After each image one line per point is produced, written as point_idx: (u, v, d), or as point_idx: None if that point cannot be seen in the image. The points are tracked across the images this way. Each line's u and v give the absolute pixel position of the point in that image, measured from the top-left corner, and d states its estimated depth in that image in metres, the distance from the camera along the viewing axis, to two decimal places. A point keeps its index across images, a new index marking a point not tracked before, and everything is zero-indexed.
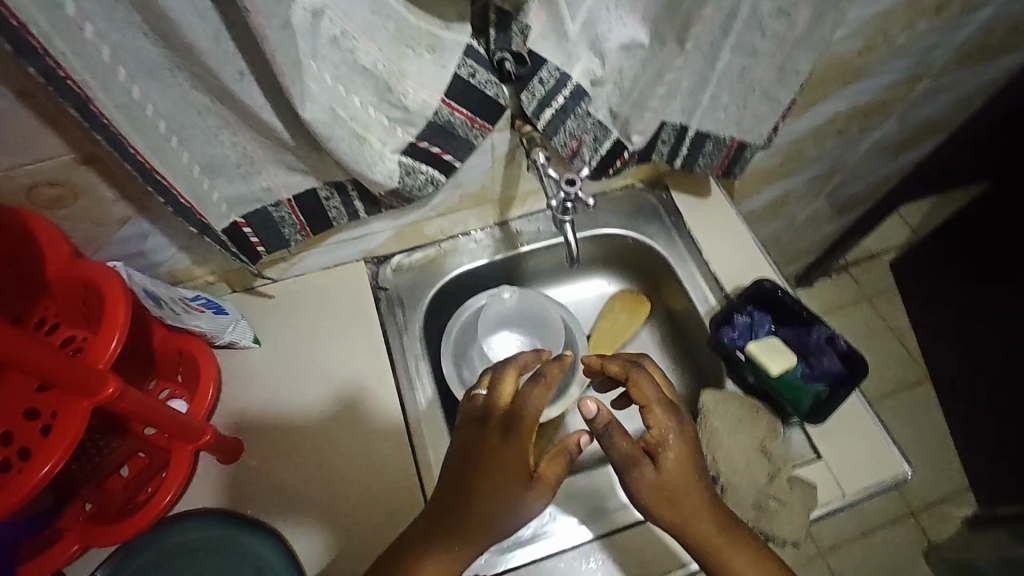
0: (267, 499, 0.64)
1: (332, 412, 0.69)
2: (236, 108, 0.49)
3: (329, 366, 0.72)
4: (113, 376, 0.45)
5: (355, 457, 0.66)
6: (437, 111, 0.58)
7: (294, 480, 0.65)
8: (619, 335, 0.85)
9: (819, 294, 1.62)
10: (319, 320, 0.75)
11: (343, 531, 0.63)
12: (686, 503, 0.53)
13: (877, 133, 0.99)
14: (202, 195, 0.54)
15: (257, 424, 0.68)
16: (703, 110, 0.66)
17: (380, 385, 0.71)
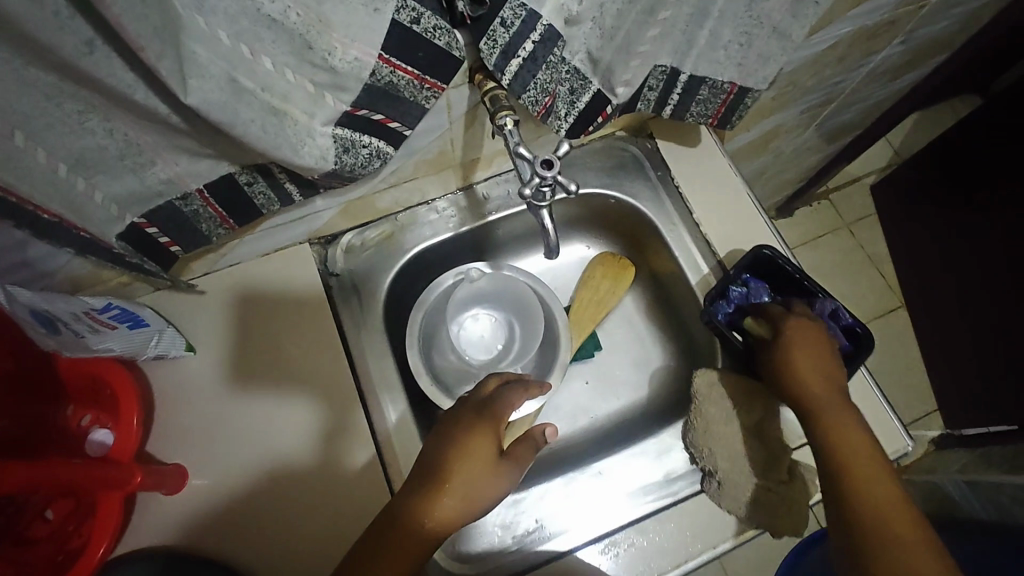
0: (221, 529, 0.58)
1: (289, 423, 0.62)
2: (99, 90, 0.36)
3: (280, 374, 0.64)
4: None
5: (317, 472, 0.61)
6: (375, 71, 0.45)
7: (251, 504, 0.59)
8: (602, 305, 0.77)
9: (797, 225, 1.57)
10: (264, 320, 0.66)
11: (308, 554, 0.58)
12: (823, 399, 0.56)
13: (879, 57, 0.89)
14: (78, 199, 0.42)
15: (203, 444, 0.61)
16: (700, 51, 0.55)
17: (340, 390, 0.64)
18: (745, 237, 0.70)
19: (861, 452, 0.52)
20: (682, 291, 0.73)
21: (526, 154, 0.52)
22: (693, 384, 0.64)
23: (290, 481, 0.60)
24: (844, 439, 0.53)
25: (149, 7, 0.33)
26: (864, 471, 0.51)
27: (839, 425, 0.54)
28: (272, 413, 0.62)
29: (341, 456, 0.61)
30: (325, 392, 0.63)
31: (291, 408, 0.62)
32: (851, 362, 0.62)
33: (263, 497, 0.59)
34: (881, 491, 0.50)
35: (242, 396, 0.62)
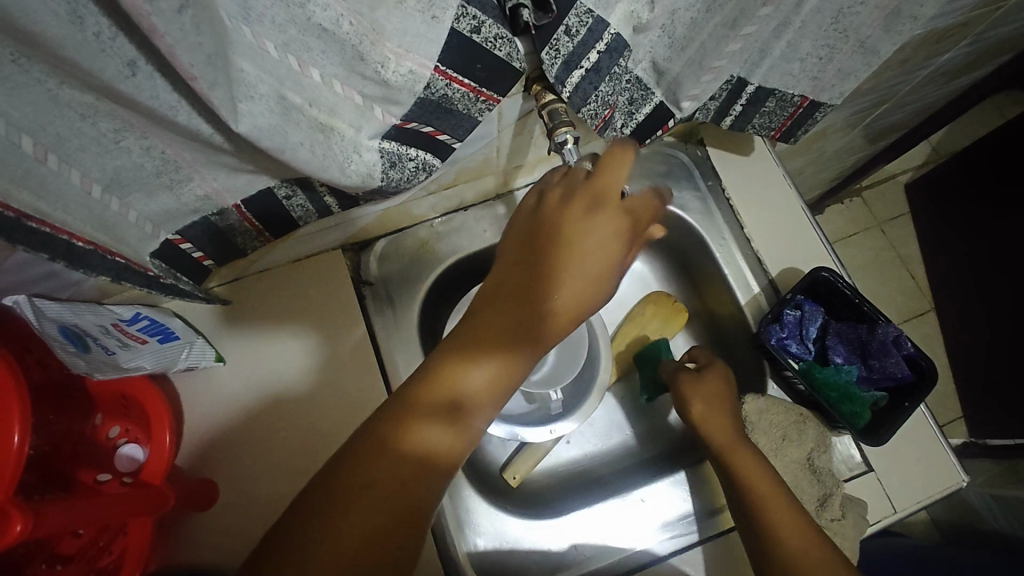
0: (242, 524, 0.58)
1: (295, 402, 0.62)
2: (139, 109, 0.33)
3: (283, 353, 0.63)
4: (21, 509, 0.36)
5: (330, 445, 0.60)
6: (430, 84, 0.41)
7: (268, 492, 0.59)
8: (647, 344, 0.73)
9: (828, 222, 1.46)
10: (267, 307, 0.64)
11: None
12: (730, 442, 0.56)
13: (944, 59, 0.82)
14: (111, 219, 0.39)
15: (213, 439, 0.60)
16: (774, 61, 0.51)
17: (344, 362, 0.63)
18: (798, 255, 0.67)
19: (765, 496, 0.51)
20: (727, 308, 0.70)
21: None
22: (743, 410, 0.60)
23: (306, 430, 0.61)
24: (752, 476, 0.53)
25: (203, 34, 0.29)
26: (772, 509, 0.51)
27: (746, 460, 0.54)
28: (276, 357, 0.63)
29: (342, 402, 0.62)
30: (336, 338, 0.64)
31: (300, 357, 0.63)
32: (914, 396, 0.57)
33: (268, 439, 0.61)
34: (782, 520, 0.50)
35: (248, 338, 0.63)
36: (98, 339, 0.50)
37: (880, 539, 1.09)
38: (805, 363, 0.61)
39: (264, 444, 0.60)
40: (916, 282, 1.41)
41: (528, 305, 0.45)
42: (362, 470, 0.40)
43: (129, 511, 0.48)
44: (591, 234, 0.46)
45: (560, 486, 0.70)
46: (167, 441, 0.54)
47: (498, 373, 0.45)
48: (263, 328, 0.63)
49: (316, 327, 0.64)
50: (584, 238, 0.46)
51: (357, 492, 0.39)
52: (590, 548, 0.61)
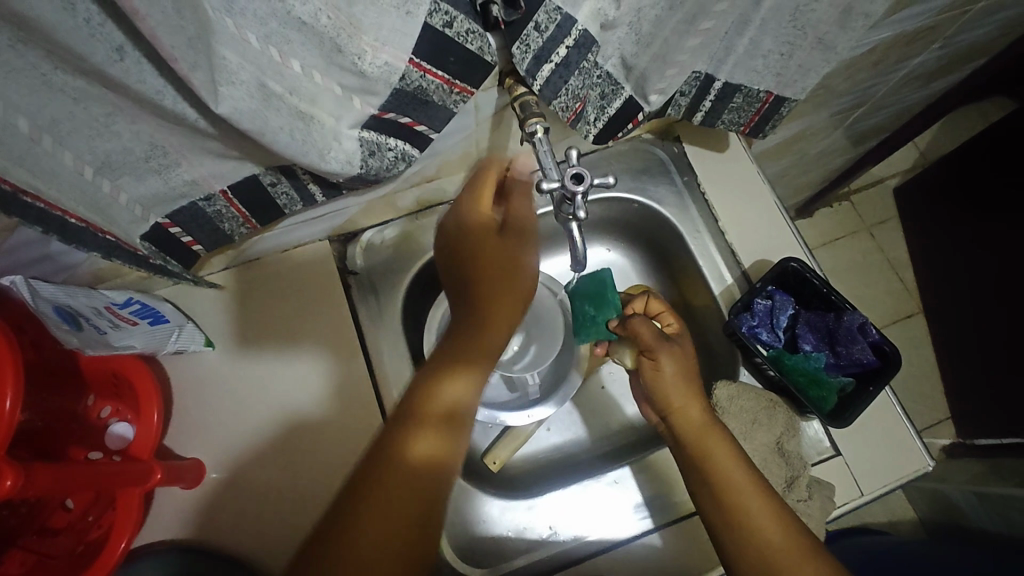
0: (233, 508, 0.60)
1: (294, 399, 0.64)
2: (128, 94, 0.36)
3: (285, 351, 0.65)
4: (11, 466, 0.38)
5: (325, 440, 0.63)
6: (404, 76, 0.43)
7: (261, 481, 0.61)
8: None
9: (816, 225, 1.48)
10: (270, 303, 0.67)
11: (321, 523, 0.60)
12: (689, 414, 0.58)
13: (916, 61, 0.84)
14: (102, 200, 0.41)
15: (212, 428, 0.62)
16: (737, 57, 0.53)
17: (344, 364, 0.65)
18: (771, 247, 0.69)
19: (737, 486, 0.53)
20: (703, 300, 0.72)
21: (556, 180, 0.50)
22: (716, 394, 0.63)
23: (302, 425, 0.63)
24: (720, 460, 0.55)
25: (185, 19, 0.32)
26: (742, 495, 0.53)
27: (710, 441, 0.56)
28: (291, 367, 0.65)
29: (355, 407, 0.64)
30: (334, 337, 0.66)
31: (301, 353, 0.65)
32: (878, 379, 0.59)
33: (288, 446, 0.63)
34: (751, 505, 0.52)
35: (263, 350, 0.65)
36: (90, 320, 0.52)
37: (866, 537, 1.10)
38: (775, 350, 0.63)
39: (291, 453, 0.62)
40: (903, 284, 1.43)
41: (500, 315, 0.54)
42: (365, 507, 0.44)
43: (115, 485, 0.50)
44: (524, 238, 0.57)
45: (540, 473, 0.72)
46: (156, 418, 0.56)
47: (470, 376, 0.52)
48: (275, 339, 0.66)
49: (325, 334, 0.66)
50: (503, 249, 0.55)
51: (363, 512, 0.44)
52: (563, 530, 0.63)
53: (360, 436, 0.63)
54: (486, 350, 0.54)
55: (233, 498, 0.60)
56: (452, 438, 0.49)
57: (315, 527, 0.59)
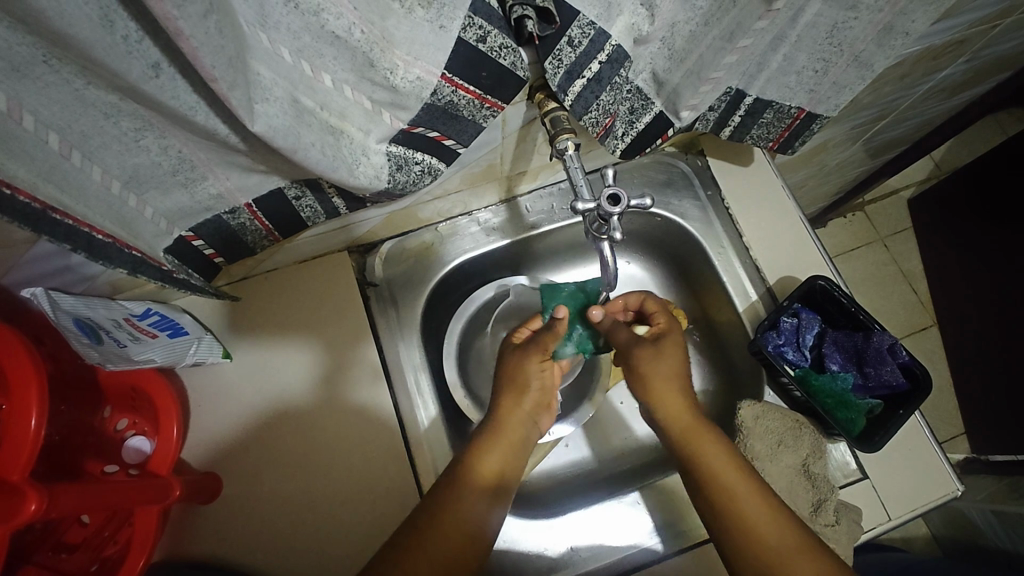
0: (252, 517, 0.60)
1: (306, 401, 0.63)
2: (160, 109, 0.35)
3: (293, 357, 0.64)
4: (33, 489, 0.38)
5: (341, 449, 0.62)
6: (436, 90, 0.42)
7: (280, 491, 0.60)
8: None
9: (829, 235, 1.47)
10: (283, 309, 0.66)
11: (342, 531, 0.59)
12: (689, 426, 0.56)
13: (942, 75, 0.83)
14: (129, 215, 0.41)
15: (229, 435, 0.62)
16: (771, 74, 0.53)
17: (352, 368, 0.64)
18: (796, 263, 0.68)
19: (725, 471, 0.53)
20: (726, 316, 0.71)
21: (592, 202, 0.49)
22: (740, 414, 0.62)
23: (314, 428, 0.62)
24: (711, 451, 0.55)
25: (225, 38, 0.31)
26: (738, 491, 0.52)
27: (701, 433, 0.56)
28: (301, 369, 0.64)
29: (365, 412, 0.63)
30: (338, 336, 0.65)
31: (309, 351, 0.65)
32: (909, 403, 0.58)
33: (301, 450, 0.62)
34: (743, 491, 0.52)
35: (273, 351, 0.64)
36: (110, 333, 0.51)
37: (882, 553, 1.08)
38: (801, 369, 0.62)
39: (303, 458, 0.61)
40: (918, 296, 1.41)
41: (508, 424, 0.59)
42: (433, 536, 0.50)
43: (132, 503, 0.49)
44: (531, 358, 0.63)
45: (558, 489, 0.71)
46: (174, 434, 0.55)
47: (509, 443, 0.59)
48: (286, 340, 0.65)
49: (337, 337, 0.65)
50: (532, 373, 0.62)
51: (430, 544, 0.49)
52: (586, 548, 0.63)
53: (376, 436, 0.62)
54: (513, 450, 0.59)
55: (249, 504, 0.60)
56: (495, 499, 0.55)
57: (334, 533, 0.59)
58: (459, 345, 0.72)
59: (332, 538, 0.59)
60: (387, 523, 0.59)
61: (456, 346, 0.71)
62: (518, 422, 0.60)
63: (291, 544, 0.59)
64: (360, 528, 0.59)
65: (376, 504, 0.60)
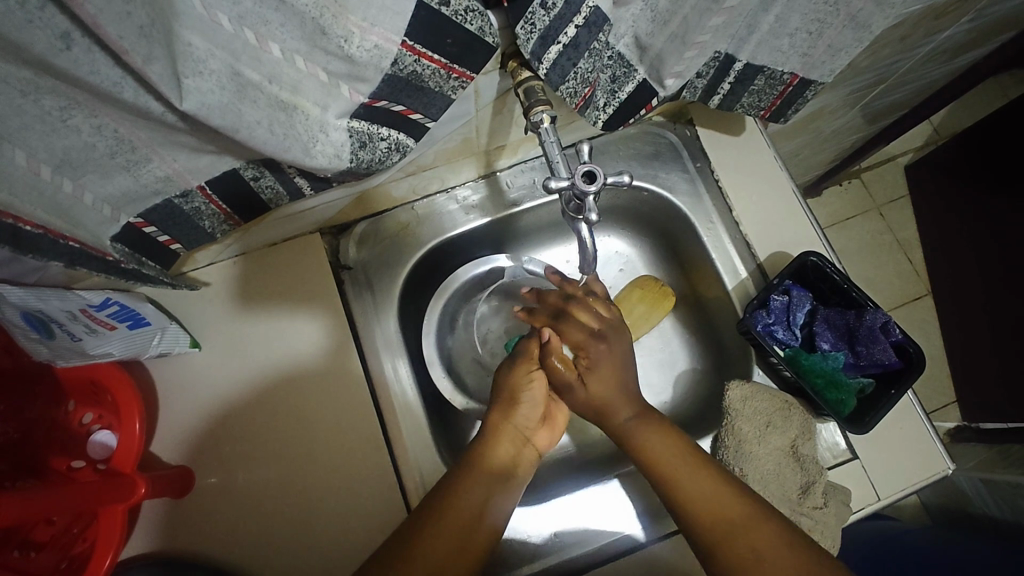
0: (235, 519, 0.57)
1: (284, 392, 0.61)
2: (81, 86, 0.32)
3: (270, 348, 0.62)
4: None
5: (322, 441, 0.60)
6: (397, 60, 0.38)
7: (259, 487, 0.58)
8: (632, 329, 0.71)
9: (824, 204, 1.44)
10: (256, 297, 0.63)
11: (324, 527, 0.57)
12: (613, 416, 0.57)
13: (944, 35, 0.79)
14: (64, 201, 0.37)
15: (204, 432, 0.59)
16: (761, 37, 0.49)
17: (333, 358, 0.62)
18: (788, 238, 0.65)
19: (665, 457, 0.53)
20: (715, 293, 0.68)
21: (565, 180, 0.46)
22: (728, 396, 0.60)
23: (294, 420, 0.60)
24: (654, 451, 0.54)
25: (132, 3, 0.28)
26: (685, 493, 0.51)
27: (648, 435, 0.55)
28: (276, 358, 0.62)
29: (344, 404, 0.61)
30: (318, 328, 0.63)
31: (291, 342, 0.62)
32: (902, 382, 0.56)
33: (280, 442, 0.59)
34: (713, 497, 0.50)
35: (246, 339, 0.62)
36: (64, 326, 0.49)
37: (870, 524, 1.08)
38: (791, 350, 0.60)
39: (280, 452, 0.59)
40: (913, 266, 1.39)
41: (506, 432, 0.58)
42: (432, 543, 0.48)
43: (91, 504, 0.47)
44: (527, 385, 0.61)
45: (545, 474, 0.70)
46: (136, 430, 0.52)
47: (516, 439, 0.59)
48: (260, 326, 0.62)
49: (313, 323, 0.63)
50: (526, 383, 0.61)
51: (434, 545, 0.48)
52: (568, 534, 0.62)
53: (358, 429, 0.60)
54: (517, 442, 0.59)
55: (229, 501, 0.58)
56: (499, 495, 0.54)
57: (317, 531, 0.57)
58: (439, 328, 0.69)
59: (318, 534, 0.57)
60: (372, 519, 0.58)
61: (436, 330, 0.69)
62: (511, 437, 0.59)
63: (270, 542, 0.57)
64: (344, 523, 0.57)
65: (358, 498, 0.58)
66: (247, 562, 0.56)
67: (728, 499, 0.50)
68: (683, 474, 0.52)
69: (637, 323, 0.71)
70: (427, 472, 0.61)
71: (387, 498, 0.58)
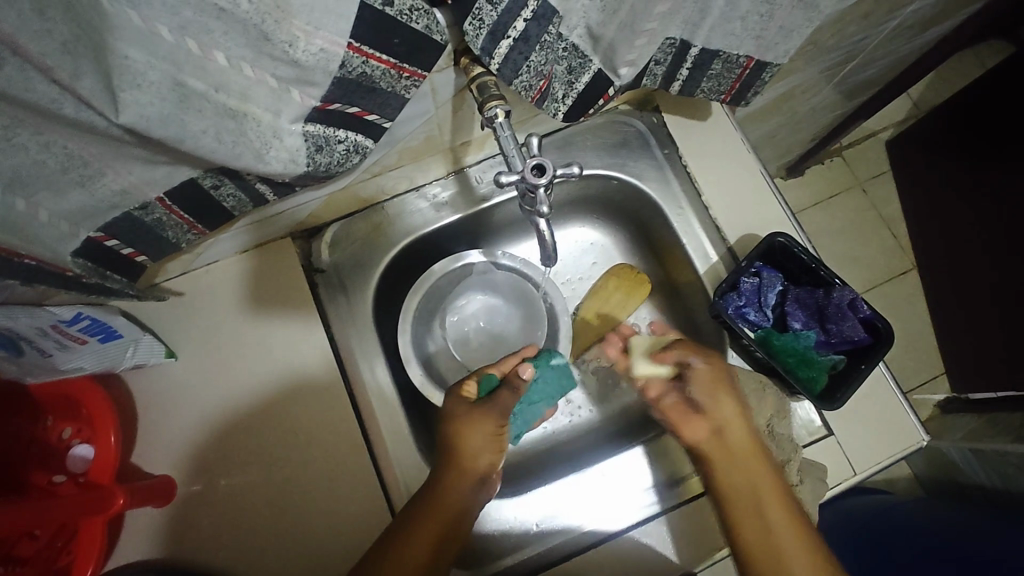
0: (220, 526, 0.58)
1: (263, 397, 0.61)
2: (21, 104, 0.32)
3: (250, 355, 0.62)
4: None
5: (303, 442, 0.60)
6: (345, 62, 0.39)
7: (243, 493, 0.59)
8: (609, 317, 0.74)
9: (806, 184, 1.44)
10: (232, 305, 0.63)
11: (308, 527, 0.58)
12: (732, 423, 0.56)
13: (909, 10, 0.79)
14: (21, 219, 0.38)
15: (185, 441, 0.60)
16: (714, 22, 0.49)
17: (311, 361, 0.63)
18: (757, 220, 0.66)
19: (763, 487, 0.53)
20: (689, 279, 0.69)
21: (515, 174, 0.47)
22: None
23: (275, 424, 0.61)
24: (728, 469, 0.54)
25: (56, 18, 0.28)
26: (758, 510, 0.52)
27: (749, 461, 0.54)
28: (255, 363, 0.62)
29: (324, 405, 0.61)
30: (299, 334, 0.63)
31: (272, 347, 0.63)
32: (871, 357, 0.57)
33: (259, 447, 0.60)
34: (784, 530, 0.50)
35: (223, 347, 0.62)
36: (33, 342, 0.49)
37: (860, 499, 1.09)
38: (762, 331, 0.61)
39: (261, 456, 0.60)
40: (897, 241, 1.39)
41: (473, 435, 0.57)
42: (414, 544, 0.52)
43: (72, 515, 0.48)
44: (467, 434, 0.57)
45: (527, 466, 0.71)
46: (113, 440, 0.53)
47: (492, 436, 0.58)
48: (236, 334, 0.63)
49: (293, 327, 0.63)
50: (469, 430, 0.57)
51: (411, 550, 0.51)
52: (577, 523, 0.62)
53: (341, 429, 0.61)
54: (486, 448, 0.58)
55: (213, 509, 0.58)
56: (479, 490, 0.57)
57: (303, 533, 0.58)
58: (416, 325, 0.69)
59: (304, 535, 0.58)
60: (356, 516, 0.59)
61: (414, 327, 0.69)
62: (484, 440, 0.57)
63: (256, 546, 0.58)
64: (330, 521, 0.58)
65: (343, 499, 0.59)
66: (234, 566, 0.57)
67: (800, 542, 0.50)
68: (769, 498, 0.52)
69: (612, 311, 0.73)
70: (409, 470, 0.62)
71: (370, 495, 0.59)
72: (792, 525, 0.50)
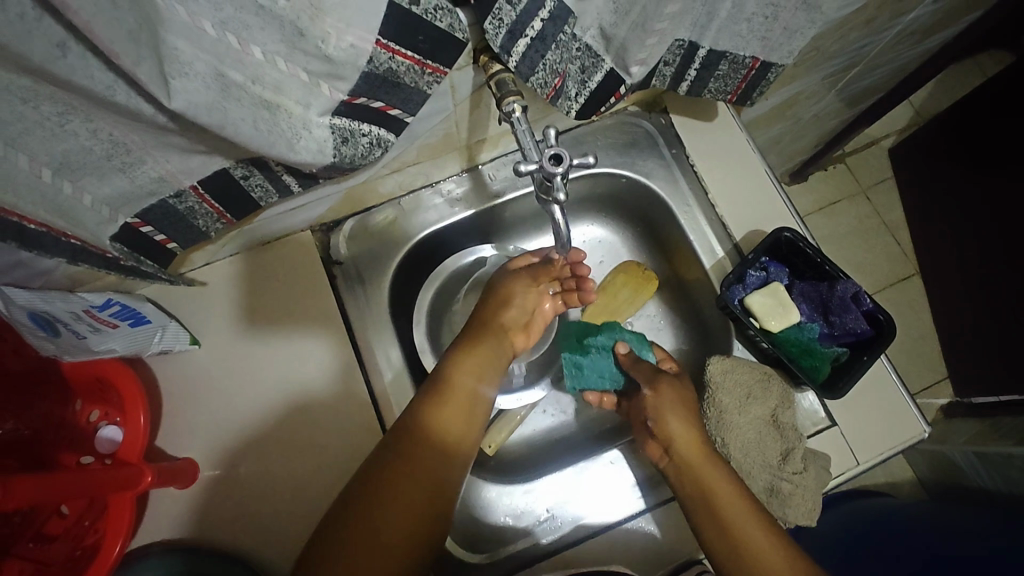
0: (239, 509, 0.59)
1: (281, 385, 0.63)
2: (76, 91, 0.34)
3: (269, 344, 0.64)
4: None
5: (320, 428, 0.62)
6: (373, 58, 0.41)
7: (261, 477, 0.60)
8: (617, 311, 0.75)
9: (810, 189, 1.46)
10: (253, 295, 0.66)
11: (325, 510, 0.60)
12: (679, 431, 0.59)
13: (909, 17, 0.81)
14: (68, 202, 0.40)
15: (207, 426, 0.62)
16: (721, 23, 0.52)
17: (328, 349, 0.65)
18: (762, 218, 0.68)
19: (720, 488, 0.54)
20: (696, 275, 0.71)
21: (534, 163, 0.49)
22: (709, 369, 0.62)
23: (293, 411, 0.63)
24: (718, 487, 0.54)
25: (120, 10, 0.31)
26: (735, 512, 0.52)
27: (710, 470, 0.56)
28: (274, 352, 0.64)
29: (340, 393, 0.63)
30: (317, 323, 0.65)
31: (292, 337, 0.65)
32: (871, 349, 0.59)
33: (278, 433, 0.62)
34: (757, 537, 0.51)
35: (243, 336, 0.64)
36: (70, 325, 0.50)
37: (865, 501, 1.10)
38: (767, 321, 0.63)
39: (279, 442, 0.62)
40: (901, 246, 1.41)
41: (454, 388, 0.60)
42: (384, 499, 0.52)
43: (103, 491, 0.50)
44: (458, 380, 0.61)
45: (536, 457, 0.72)
46: (143, 421, 0.56)
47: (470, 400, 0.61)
48: (255, 324, 0.65)
49: (311, 317, 0.65)
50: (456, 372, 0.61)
51: (378, 510, 0.52)
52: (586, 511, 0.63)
53: (356, 416, 0.63)
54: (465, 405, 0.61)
55: (233, 493, 0.60)
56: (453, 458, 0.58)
57: (320, 515, 0.59)
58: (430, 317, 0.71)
59: (320, 518, 0.60)
60: None
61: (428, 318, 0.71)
62: (462, 400, 0.60)
63: (274, 529, 0.59)
64: None
65: None
66: (253, 549, 0.59)
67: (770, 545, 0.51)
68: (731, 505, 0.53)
69: (621, 306, 0.74)
70: None
71: None
72: (763, 527, 0.51)
